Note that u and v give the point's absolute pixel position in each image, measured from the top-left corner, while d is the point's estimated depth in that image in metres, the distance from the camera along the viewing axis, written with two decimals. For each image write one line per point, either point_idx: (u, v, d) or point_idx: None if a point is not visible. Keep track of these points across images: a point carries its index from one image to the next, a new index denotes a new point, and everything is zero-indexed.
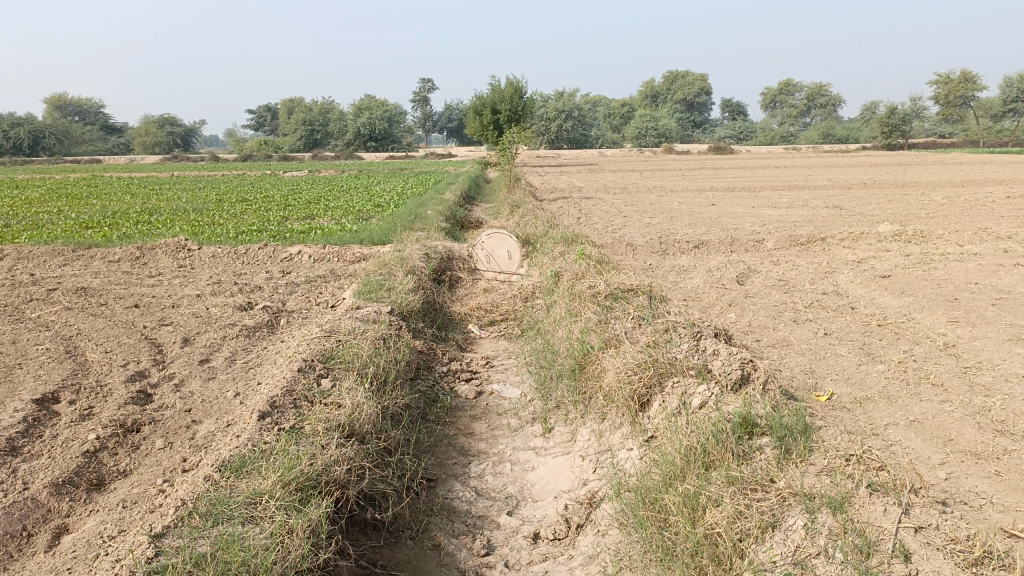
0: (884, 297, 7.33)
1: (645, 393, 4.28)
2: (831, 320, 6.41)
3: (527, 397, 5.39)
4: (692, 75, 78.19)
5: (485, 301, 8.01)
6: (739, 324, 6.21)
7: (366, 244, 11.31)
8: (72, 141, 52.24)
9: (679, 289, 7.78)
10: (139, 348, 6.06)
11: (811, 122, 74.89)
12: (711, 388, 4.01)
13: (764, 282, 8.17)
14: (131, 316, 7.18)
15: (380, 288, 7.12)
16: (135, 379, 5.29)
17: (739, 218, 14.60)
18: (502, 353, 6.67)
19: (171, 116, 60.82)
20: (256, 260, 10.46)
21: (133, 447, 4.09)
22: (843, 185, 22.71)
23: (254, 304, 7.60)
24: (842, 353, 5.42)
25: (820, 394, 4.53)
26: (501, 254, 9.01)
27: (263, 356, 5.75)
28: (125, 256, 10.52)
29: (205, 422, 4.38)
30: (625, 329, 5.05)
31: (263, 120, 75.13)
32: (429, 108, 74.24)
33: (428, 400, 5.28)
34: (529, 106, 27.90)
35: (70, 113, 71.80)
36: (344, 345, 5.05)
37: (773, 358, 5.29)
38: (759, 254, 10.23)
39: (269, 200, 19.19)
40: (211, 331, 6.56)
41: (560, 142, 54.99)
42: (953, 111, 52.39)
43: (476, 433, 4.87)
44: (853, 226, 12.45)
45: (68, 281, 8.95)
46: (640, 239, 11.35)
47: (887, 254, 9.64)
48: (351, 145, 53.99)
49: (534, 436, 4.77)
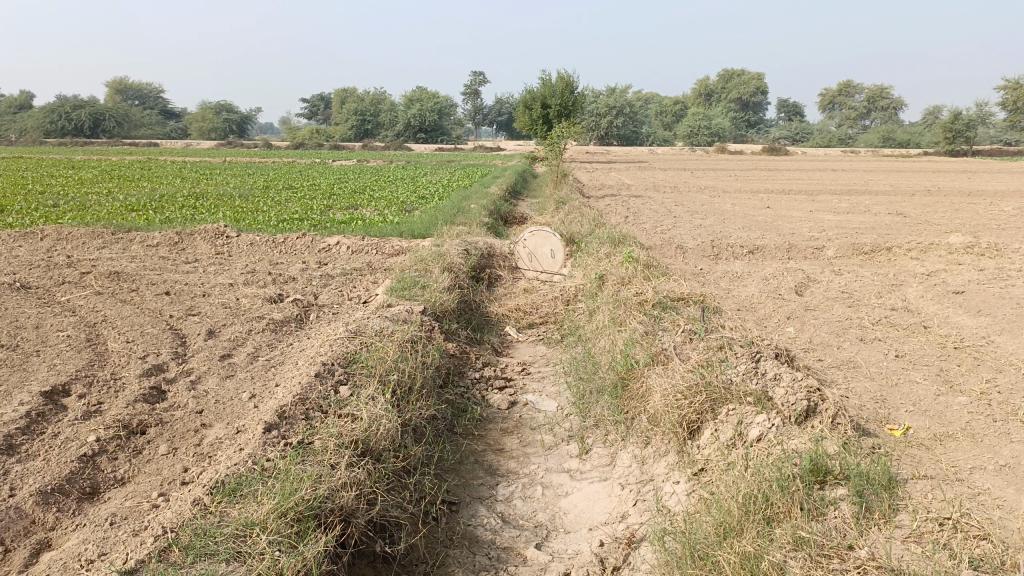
0: (959, 316, 6.74)
1: (695, 420, 3.83)
2: (902, 339, 5.85)
3: (564, 411, 4.97)
4: (749, 74, 76.82)
5: (525, 302, 7.62)
6: (798, 341, 5.70)
7: (406, 237, 11.00)
8: (131, 124, 53.33)
9: (732, 298, 7.28)
10: (160, 339, 5.79)
11: (870, 125, 72.72)
12: (771, 418, 3.55)
13: (825, 293, 7.62)
14: (159, 304, 6.94)
15: (414, 285, 6.75)
16: (151, 374, 5.00)
17: (795, 223, 13.94)
18: (539, 360, 6.25)
19: (227, 103, 62.01)
20: (294, 250, 10.22)
21: (135, 452, 3.78)
22: (905, 192, 21.69)
23: (284, 296, 7.31)
24: (916, 380, 4.88)
25: (894, 428, 4.03)
26: (544, 253, 8.59)
27: (287, 354, 5.43)
28: (163, 240, 10.36)
29: (215, 427, 4.06)
30: (673, 343, 4.60)
31: (316, 109, 75.80)
32: (480, 102, 74.15)
33: (456, 410, 4.88)
34: (580, 101, 27.35)
35: (131, 97, 73.64)
36: (368, 348, 4.68)
37: (838, 382, 4.77)
38: (818, 263, 9.65)
39: (315, 188, 19.08)
40: (237, 324, 6.27)
41: (610, 138, 54.51)
42: (1021, 118, 50.43)
43: (506, 450, 4.47)
44: (919, 235, 11.73)
45: (103, 264, 8.79)
46: (691, 242, 10.83)
47: (959, 268, 8.98)
48: (401, 136, 54.22)
49: (569, 456, 4.34)
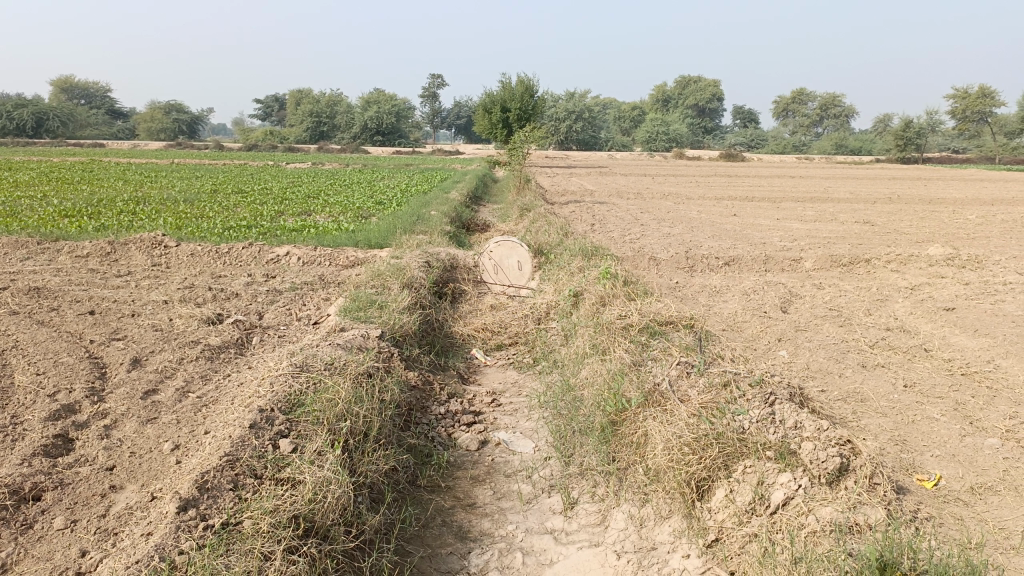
0: (957, 337, 6.31)
1: (703, 477, 3.26)
2: (906, 366, 5.38)
3: (543, 454, 4.32)
4: (705, 81, 77.43)
5: (493, 321, 7.00)
6: (796, 368, 5.19)
7: (362, 247, 10.29)
8: (75, 124, 51.41)
9: (716, 317, 6.75)
10: (76, 370, 5.02)
11: (823, 132, 73.69)
12: (798, 478, 3.03)
13: (813, 310, 7.16)
14: (81, 326, 6.14)
15: (370, 305, 6.07)
16: (60, 417, 4.23)
17: (765, 231, 13.58)
18: (510, 389, 5.62)
19: (177, 104, 60.42)
20: (239, 261, 9.44)
21: (23, 528, 3.06)
22: (867, 199, 21.58)
23: (225, 316, 6.56)
24: (934, 416, 4.38)
25: (924, 479, 3.52)
26: (510, 265, 7.92)
27: (223, 390, 4.71)
28: (94, 251, 9.48)
29: (126, 491, 3.36)
30: (669, 378, 4.01)
31: (270, 110, 74.16)
32: (438, 105, 73.36)
33: (419, 457, 4.22)
34: (540, 105, 26.80)
35: (76, 96, 70.99)
36: (314, 387, 3.98)
37: (850, 420, 4.25)
38: (797, 275, 9.23)
39: (266, 192, 18.22)
40: (168, 351, 5.51)
41: (570, 143, 54.33)
42: (970, 126, 51.37)
43: (479, 504, 3.80)
44: (895, 246, 11.40)
45: (24, 278, 7.93)
46: (663, 252, 10.33)
47: (943, 282, 8.62)
48: (357, 139, 53.14)
49: (552, 513, 3.66)
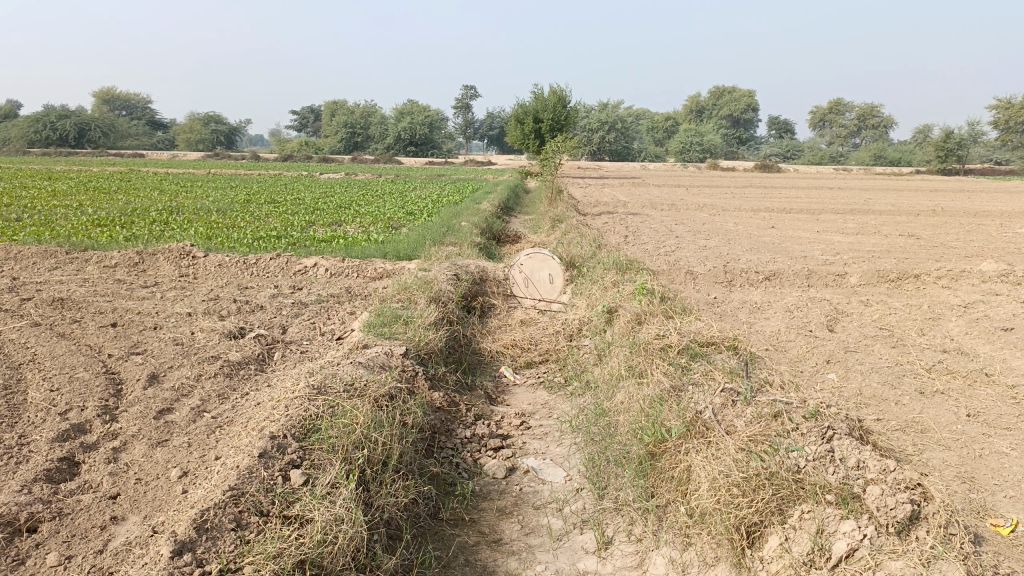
0: (1019, 360, 5.90)
1: (754, 522, 2.95)
2: (967, 392, 4.99)
3: (575, 485, 4.02)
4: (740, 91, 76.56)
5: (523, 338, 6.73)
6: (848, 393, 4.84)
7: (391, 259, 10.11)
8: (116, 134, 52.38)
9: (758, 337, 6.39)
10: (91, 386, 4.84)
11: (861, 142, 72.39)
12: (862, 527, 2.71)
13: (861, 329, 6.78)
14: (101, 340, 5.98)
15: (395, 320, 5.83)
16: (69, 438, 4.04)
17: (806, 244, 13.14)
18: (541, 410, 5.34)
19: (216, 115, 61.43)
20: (266, 272, 9.29)
21: (14, 564, 2.85)
22: (910, 211, 20.93)
23: (247, 330, 6.36)
24: (1004, 451, 4.00)
25: (999, 525, 3.17)
26: (541, 278, 7.63)
27: (238, 410, 4.49)
28: (123, 260, 9.40)
29: (128, 524, 3.14)
30: (712, 407, 3.69)
31: (306, 121, 74.91)
32: (471, 116, 73.58)
33: (442, 487, 3.96)
34: (573, 115, 26.55)
35: (118, 108, 72.52)
36: (330, 408, 3.73)
37: (911, 453, 3.88)
38: (841, 291, 8.84)
39: (298, 202, 18.19)
40: (185, 366, 5.32)
41: (602, 154, 54.04)
42: (1013, 137, 49.95)
43: (505, 540, 3.51)
44: (943, 261, 10.91)
45: (49, 288, 7.84)
46: (700, 266, 9.99)
47: (998, 300, 8.16)
48: (391, 149, 53.48)
49: (585, 553, 3.36)
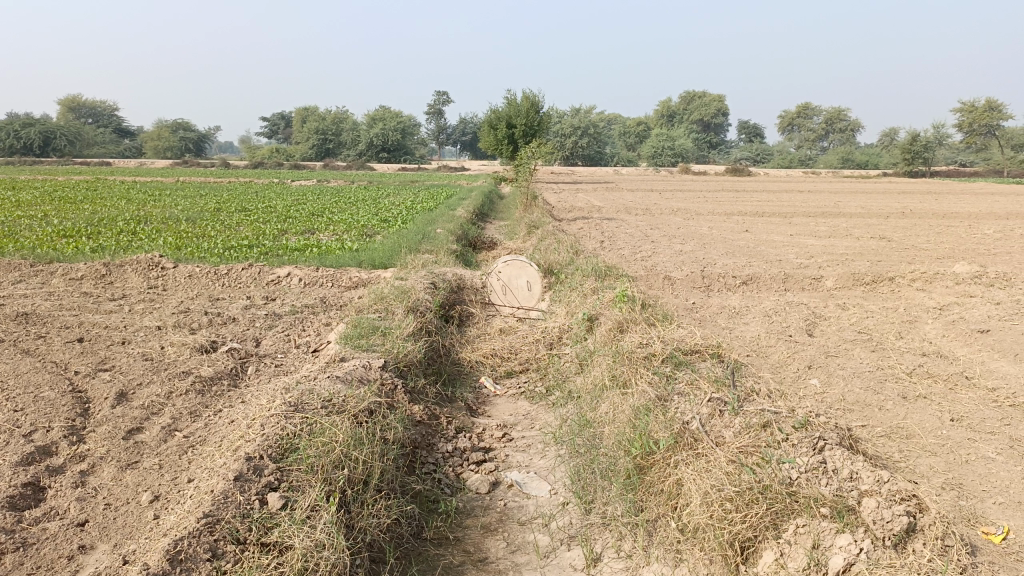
0: (997, 362, 5.92)
1: (748, 537, 2.89)
2: (949, 396, 4.99)
3: (561, 499, 3.93)
4: (710, 96, 77.26)
5: (502, 347, 6.63)
6: (832, 399, 4.81)
7: (366, 267, 9.98)
8: (82, 142, 51.44)
9: (739, 342, 6.36)
10: (56, 405, 4.66)
11: (829, 146, 73.38)
12: (857, 541, 2.66)
13: (840, 333, 6.78)
14: (67, 356, 5.78)
15: (372, 332, 5.71)
16: (33, 461, 3.86)
17: (780, 248, 13.21)
18: (523, 421, 5.25)
19: (184, 123, 60.64)
20: (239, 283, 9.10)
21: None
22: (881, 213, 21.18)
23: (219, 343, 6.20)
24: (990, 456, 3.98)
25: (990, 533, 3.14)
26: (519, 285, 7.53)
27: (212, 428, 4.35)
28: (89, 272, 9.16)
29: (97, 553, 2.99)
30: (699, 418, 3.62)
31: (276, 128, 74.18)
32: (443, 122, 73.41)
33: (425, 505, 3.85)
34: (546, 120, 26.56)
35: (83, 115, 71.25)
36: (308, 425, 3.61)
37: (898, 460, 3.85)
38: (817, 294, 8.86)
39: (270, 211, 17.94)
40: (156, 383, 5.15)
41: (575, 159, 54.17)
42: (977, 140, 50.90)
43: (491, 558, 3.41)
44: (916, 263, 11.01)
45: (13, 303, 7.60)
46: (677, 271, 9.97)
47: (973, 302, 8.22)
48: (363, 156, 53.14)
49: (574, 570, 3.27)
